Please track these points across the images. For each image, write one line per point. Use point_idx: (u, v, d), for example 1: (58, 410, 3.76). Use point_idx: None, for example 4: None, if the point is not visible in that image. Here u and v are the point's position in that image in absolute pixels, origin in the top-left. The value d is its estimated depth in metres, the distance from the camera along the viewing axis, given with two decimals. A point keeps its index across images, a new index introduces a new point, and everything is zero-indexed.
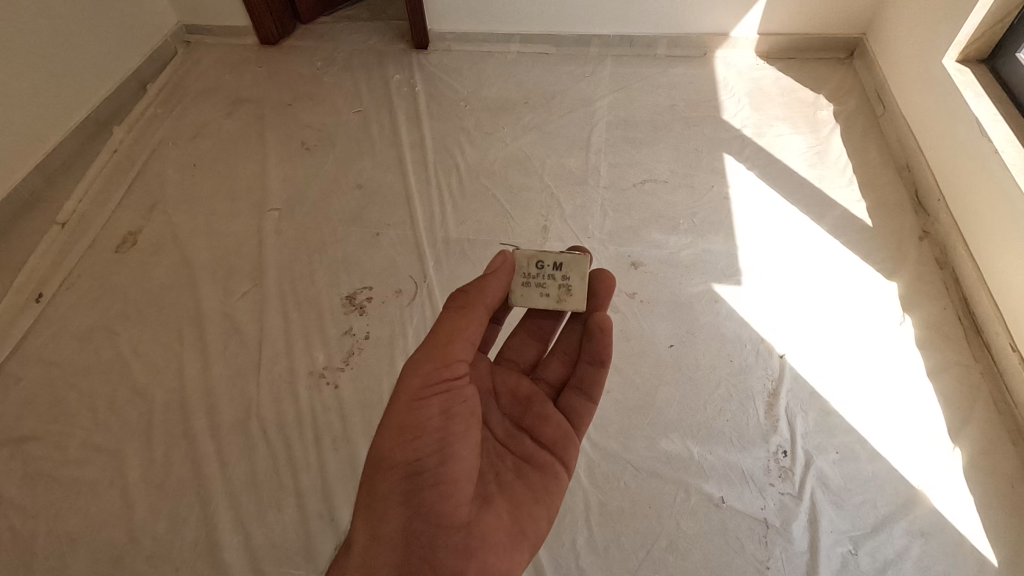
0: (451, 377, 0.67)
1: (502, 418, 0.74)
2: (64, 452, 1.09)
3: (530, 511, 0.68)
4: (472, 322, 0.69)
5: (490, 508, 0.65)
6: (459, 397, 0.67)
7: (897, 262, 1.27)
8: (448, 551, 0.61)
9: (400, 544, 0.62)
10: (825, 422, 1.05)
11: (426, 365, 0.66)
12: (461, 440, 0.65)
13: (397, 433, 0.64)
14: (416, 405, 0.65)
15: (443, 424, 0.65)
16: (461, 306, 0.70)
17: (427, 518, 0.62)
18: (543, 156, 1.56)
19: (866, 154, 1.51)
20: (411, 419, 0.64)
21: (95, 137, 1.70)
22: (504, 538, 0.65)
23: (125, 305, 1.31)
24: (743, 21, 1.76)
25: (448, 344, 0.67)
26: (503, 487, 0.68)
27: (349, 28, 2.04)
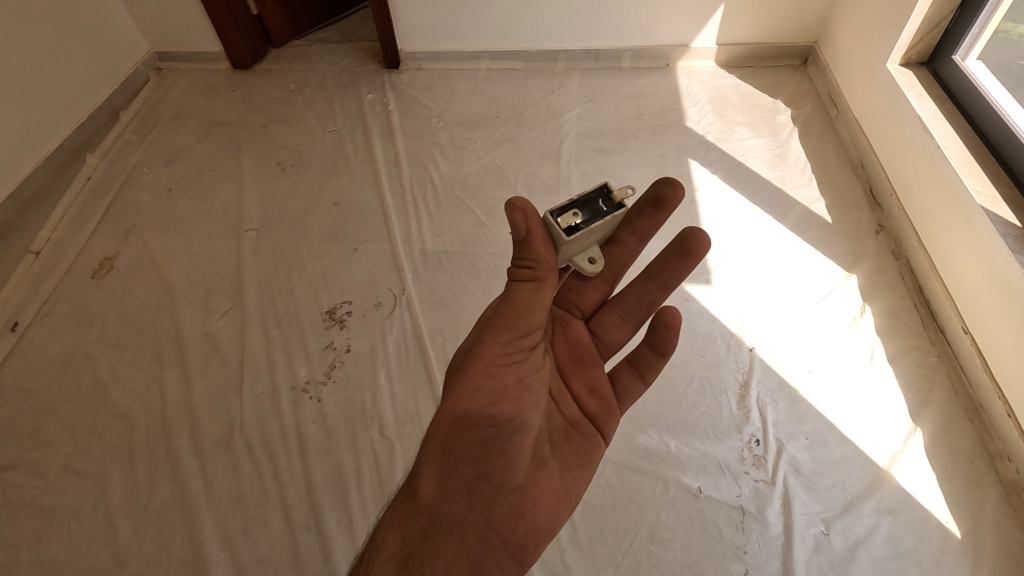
0: (526, 345, 0.67)
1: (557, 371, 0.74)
2: (46, 479, 1.09)
3: (577, 477, 0.69)
4: (547, 287, 0.66)
5: (544, 471, 0.66)
6: (532, 366, 0.68)
7: (856, 255, 1.33)
8: (503, 510, 0.63)
9: (462, 498, 0.63)
10: (794, 410, 1.09)
11: (504, 333, 0.65)
12: (530, 408, 0.66)
13: (471, 397, 0.63)
14: (495, 373, 0.64)
15: (518, 390, 0.66)
16: (535, 276, 0.65)
17: (490, 478, 0.63)
18: (515, 167, 1.61)
19: (823, 155, 1.58)
20: (490, 386, 0.64)
21: (67, 166, 1.70)
22: (552, 501, 0.65)
23: (103, 330, 1.31)
24: (702, 33, 1.84)
25: (527, 314, 0.66)
26: (556, 448, 0.69)
27: (321, 50, 2.08)
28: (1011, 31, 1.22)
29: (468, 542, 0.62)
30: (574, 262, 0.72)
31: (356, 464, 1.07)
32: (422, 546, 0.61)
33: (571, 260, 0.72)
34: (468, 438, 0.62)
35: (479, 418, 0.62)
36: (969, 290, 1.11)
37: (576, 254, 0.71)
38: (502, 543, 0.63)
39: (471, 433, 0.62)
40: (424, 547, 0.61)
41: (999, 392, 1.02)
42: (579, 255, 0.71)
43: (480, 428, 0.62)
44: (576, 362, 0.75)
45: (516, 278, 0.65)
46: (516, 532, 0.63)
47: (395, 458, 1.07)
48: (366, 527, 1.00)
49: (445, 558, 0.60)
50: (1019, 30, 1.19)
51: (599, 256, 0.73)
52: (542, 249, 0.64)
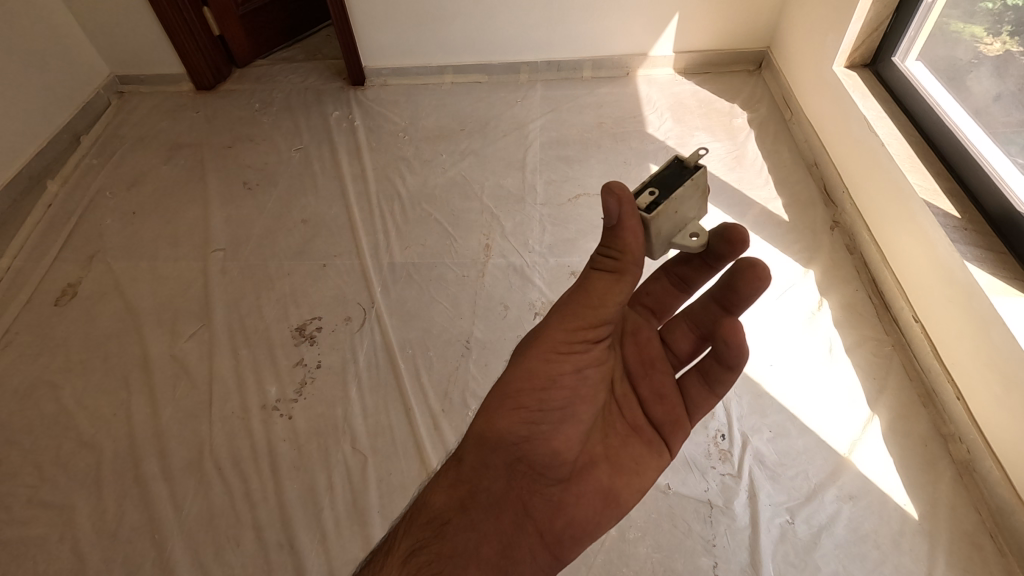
0: (593, 338, 0.65)
1: (622, 371, 0.71)
2: (9, 512, 1.07)
3: (628, 483, 0.66)
4: (627, 283, 0.61)
5: (592, 470, 0.66)
6: (592, 359, 0.67)
7: (812, 252, 1.37)
8: (541, 499, 0.65)
9: (503, 477, 0.65)
10: (757, 404, 1.12)
11: (570, 321, 0.64)
12: (581, 400, 0.67)
13: (524, 377, 0.65)
14: (553, 359, 0.65)
15: (574, 382, 0.66)
16: (615, 269, 0.60)
17: (533, 463, 0.65)
18: (481, 178, 1.63)
19: (779, 155, 1.63)
20: (544, 371, 0.65)
21: (27, 193, 1.68)
22: (595, 501, 0.65)
23: (67, 358, 1.29)
24: (659, 41, 1.89)
25: (598, 306, 0.62)
26: (610, 449, 0.67)
27: (286, 69, 2.09)
28: (960, 32, 1.21)
29: (504, 521, 0.64)
30: (674, 244, 0.61)
31: (329, 480, 1.07)
32: (458, 517, 0.63)
33: (672, 243, 0.61)
34: (517, 422, 0.65)
35: (529, 401, 0.65)
36: (916, 280, 1.16)
37: (675, 235, 0.61)
38: (537, 530, 0.64)
39: (519, 415, 0.65)
40: (461, 518, 0.63)
41: (949, 377, 1.07)
42: (677, 235, 0.61)
43: (530, 412, 0.65)
44: (644, 365, 0.71)
45: (596, 266, 0.62)
46: (553, 524, 0.65)
47: (368, 471, 1.08)
48: (340, 542, 1.00)
49: (479, 534, 0.63)
50: (969, 30, 1.18)
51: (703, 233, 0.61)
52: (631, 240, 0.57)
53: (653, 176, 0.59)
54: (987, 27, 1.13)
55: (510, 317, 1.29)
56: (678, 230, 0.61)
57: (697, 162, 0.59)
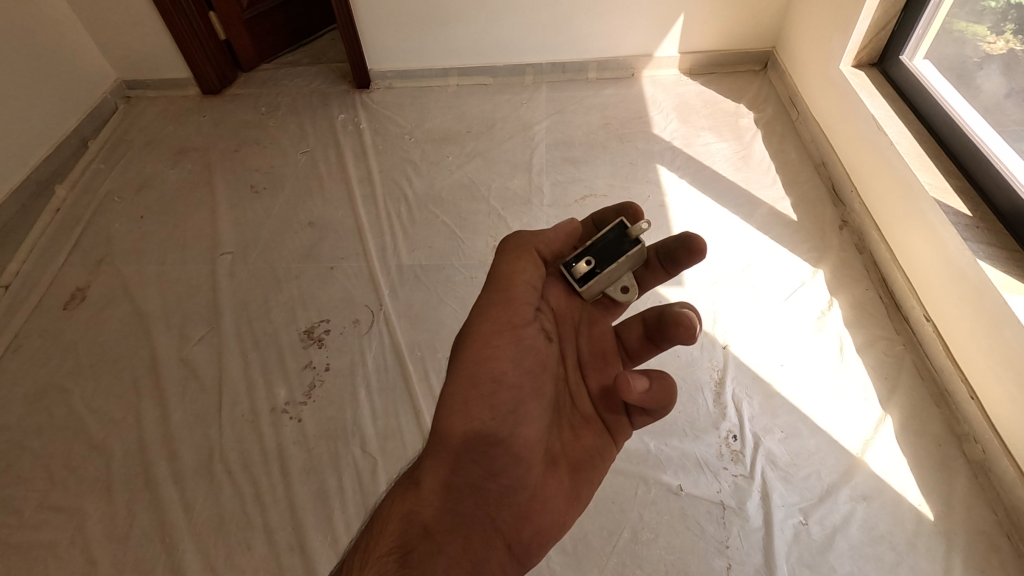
0: (520, 324, 0.64)
1: (574, 362, 0.71)
2: (20, 516, 1.07)
3: (588, 475, 0.66)
4: (527, 263, 0.66)
5: (553, 471, 0.64)
6: (531, 350, 0.65)
7: (822, 251, 1.37)
8: (509, 510, 0.61)
9: (469, 496, 0.60)
10: (768, 404, 1.11)
11: (494, 313, 0.63)
12: (533, 399, 0.64)
13: (469, 384, 0.61)
14: (492, 358, 0.62)
15: (519, 379, 0.63)
16: (516, 249, 0.67)
17: (496, 476, 0.61)
18: (487, 180, 1.63)
19: (786, 155, 1.63)
20: (488, 373, 0.62)
21: (36, 197, 1.69)
22: (561, 501, 0.63)
23: (76, 361, 1.29)
24: (664, 42, 1.89)
25: (510, 288, 0.64)
26: (564, 446, 0.66)
27: (291, 72, 2.10)
28: (961, 31, 1.24)
29: (472, 540, 0.59)
30: (606, 292, 0.73)
31: (339, 482, 1.07)
32: (423, 543, 0.57)
33: (604, 292, 0.73)
34: (472, 432, 0.61)
35: (480, 410, 0.61)
36: (927, 279, 1.15)
37: (609, 287, 0.72)
38: (506, 543, 0.60)
39: (473, 426, 0.61)
40: (426, 544, 0.57)
41: (963, 376, 1.06)
42: (610, 286, 0.72)
43: (483, 422, 0.61)
44: (595, 357, 0.71)
45: (500, 255, 0.67)
46: (522, 534, 0.61)
47: (378, 473, 1.07)
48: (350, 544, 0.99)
49: (447, 558, 0.56)
50: (970, 29, 1.20)
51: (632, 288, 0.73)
52: (544, 237, 0.69)
53: (596, 243, 0.70)
54: (990, 26, 1.15)
55: None
56: (612, 281, 0.72)
57: (637, 237, 0.69)
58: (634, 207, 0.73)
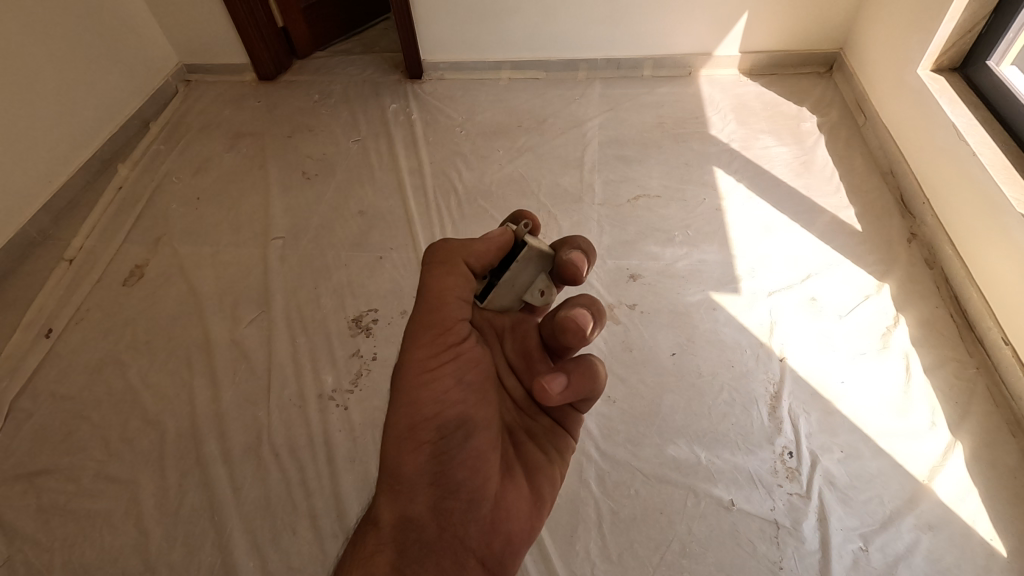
0: (455, 341, 0.64)
1: (508, 368, 0.68)
2: (78, 484, 1.10)
3: (545, 473, 0.65)
4: (454, 275, 0.65)
5: (512, 476, 0.62)
6: (470, 362, 0.64)
7: (888, 264, 1.30)
8: (475, 525, 0.58)
9: (433, 520, 0.58)
10: (827, 422, 1.07)
11: (425, 334, 0.63)
12: (481, 411, 0.63)
13: (412, 410, 0.61)
14: (429, 378, 0.61)
15: (462, 394, 0.62)
16: (441, 265, 0.65)
17: (456, 492, 0.59)
18: (538, 175, 1.61)
19: (851, 162, 1.56)
20: (429, 396, 0.61)
21: (99, 176, 1.74)
22: (526, 506, 0.61)
23: (134, 337, 1.33)
24: (724, 41, 1.83)
25: (440, 306, 0.63)
26: (519, 453, 0.65)
27: (344, 61, 2.11)
28: None
29: (443, 565, 0.56)
30: (524, 297, 0.70)
31: None
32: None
33: (523, 298, 0.70)
34: (423, 456, 0.60)
35: (427, 432, 0.60)
36: (1008, 300, 1.09)
37: (523, 292, 0.70)
38: (477, 560, 0.58)
39: (424, 450, 0.60)
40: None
41: None
42: (524, 292, 0.70)
43: (432, 443, 0.60)
44: (526, 358, 0.68)
45: (424, 275, 0.65)
46: (492, 548, 0.58)
47: None
48: None
49: None
50: None
51: (545, 288, 0.69)
52: (473, 252, 0.66)
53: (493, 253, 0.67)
54: None
55: None
56: (525, 287, 0.69)
57: (524, 236, 0.67)
58: (523, 210, 0.71)
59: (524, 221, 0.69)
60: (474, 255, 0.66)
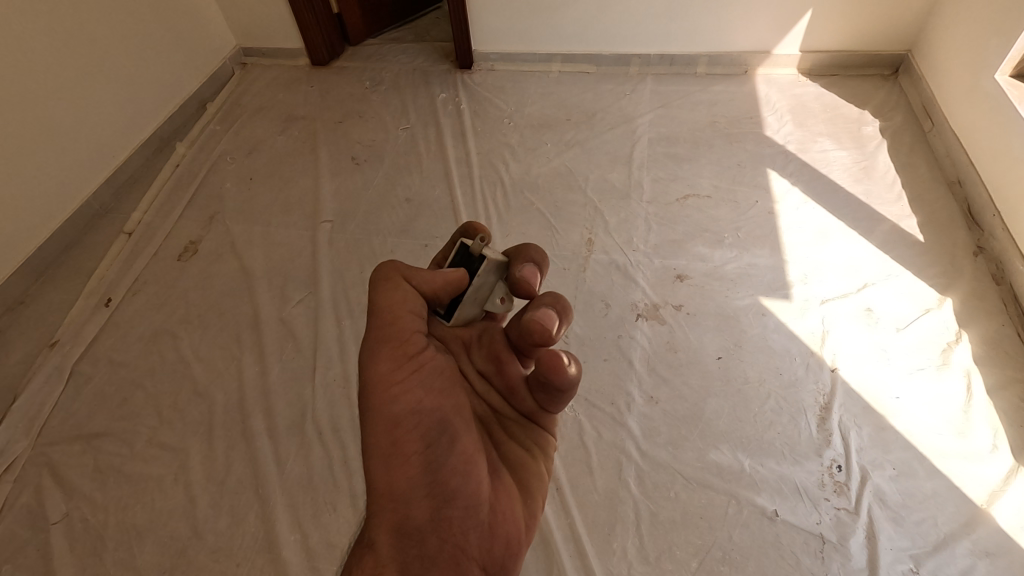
0: (416, 351, 0.63)
1: (476, 373, 0.67)
2: (131, 448, 1.14)
3: (530, 469, 0.65)
4: (403, 289, 0.64)
5: (499, 476, 0.62)
6: (435, 370, 0.63)
7: (951, 278, 1.25)
8: (474, 530, 0.58)
9: (431, 533, 0.57)
10: (879, 437, 1.03)
11: (386, 349, 0.62)
12: (457, 416, 0.62)
13: (389, 427, 0.60)
14: (399, 391, 0.60)
15: (434, 402, 0.61)
16: (387, 280, 0.64)
17: (451, 501, 0.58)
18: (585, 170, 1.59)
19: (915, 169, 1.49)
20: (402, 410, 0.60)
21: (158, 153, 1.80)
22: (517, 503, 0.62)
23: (187, 310, 1.37)
24: (785, 39, 1.77)
25: (394, 321, 0.62)
26: (501, 454, 0.65)
27: (395, 49, 2.12)
28: None
29: None
30: (486, 306, 0.69)
31: None
32: None
33: (485, 306, 0.69)
34: (409, 470, 0.59)
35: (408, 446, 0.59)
36: None
37: (486, 301, 0.69)
38: (480, 564, 0.57)
39: (409, 465, 0.59)
40: None
41: None
42: (486, 301, 0.69)
43: (414, 457, 0.59)
44: (495, 361, 0.66)
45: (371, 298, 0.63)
46: (494, 552, 0.58)
47: None
48: None
49: None
50: None
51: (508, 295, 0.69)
52: (421, 269, 0.65)
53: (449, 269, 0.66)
54: None
55: (611, 316, 1.25)
56: (487, 296, 0.69)
57: (482, 250, 0.67)
58: (473, 222, 0.68)
59: (479, 235, 0.68)
60: (418, 276, 0.64)
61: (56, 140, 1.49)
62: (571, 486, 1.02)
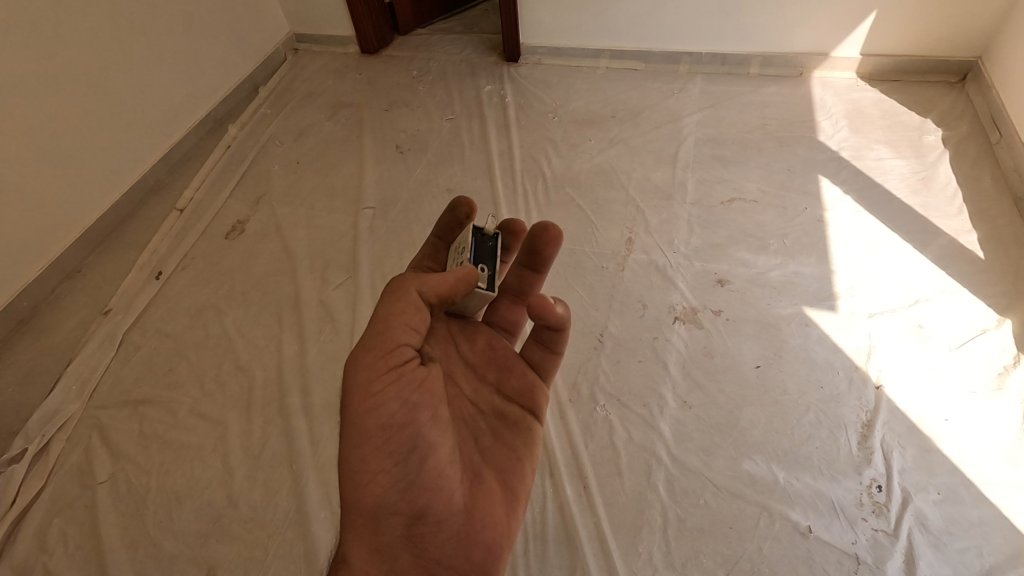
0: (397, 363, 0.60)
1: (462, 370, 0.70)
2: (175, 417, 1.19)
3: (512, 472, 0.68)
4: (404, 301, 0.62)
5: (479, 484, 0.64)
6: (416, 382, 0.60)
7: (1012, 298, 1.19)
8: (449, 540, 0.60)
9: (405, 545, 0.60)
10: (924, 460, 0.99)
11: (370, 358, 0.59)
12: (433, 432, 0.61)
13: (362, 441, 0.58)
14: (375, 405, 0.58)
15: (411, 417, 0.59)
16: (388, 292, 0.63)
17: (424, 518, 0.60)
18: (629, 168, 1.57)
19: (978, 183, 1.42)
20: (375, 424, 0.58)
21: (211, 134, 1.86)
22: (498, 508, 0.64)
23: (231, 287, 1.41)
24: (845, 41, 1.71)
25: (384, 330, 0.60)
26: (483, 458, 0.67)
27: (443, 39, 2.14)
28: None
29: None
30: None
31: None
32: None
33: None
34: (381, 487, 0.59)
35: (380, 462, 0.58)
36: None
37: None
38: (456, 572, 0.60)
39: (384, 482, 0.59)
40: None
41: None
42: None
43: (386, 474, 0.58)
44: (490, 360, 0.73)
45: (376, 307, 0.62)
46: (471, 559, 0.61)
47: None
48: None
49: None
50: None
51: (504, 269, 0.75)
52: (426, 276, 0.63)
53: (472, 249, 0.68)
54: None
55: (647, 317, 1.23)
56: None
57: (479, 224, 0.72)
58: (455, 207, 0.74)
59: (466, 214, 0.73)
60: (427, 284, 0.62)
61: (118, 117, 1.55)
62: (598, 485, 1.02)
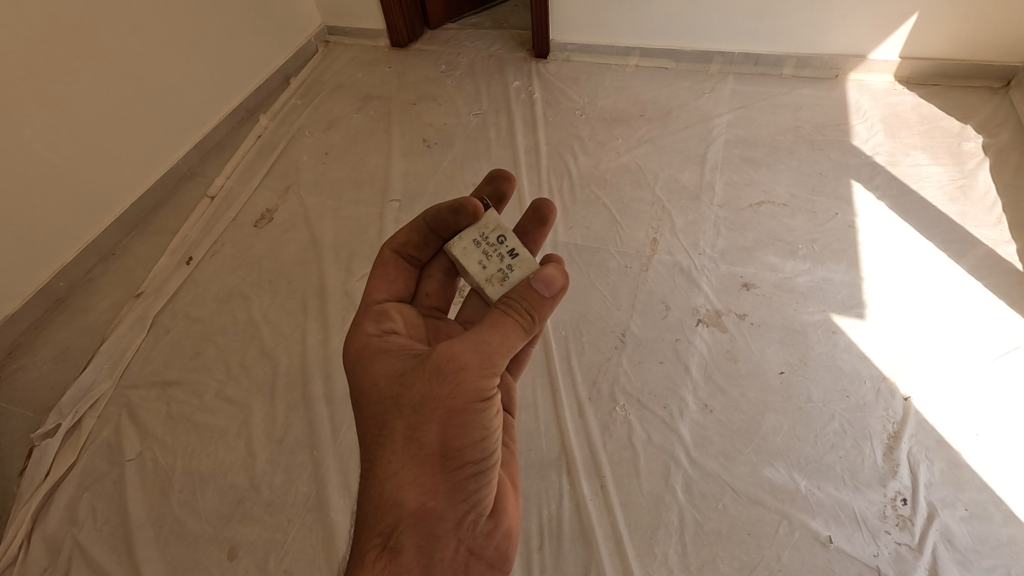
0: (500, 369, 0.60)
1: None
2: (201, 399, 1.22)
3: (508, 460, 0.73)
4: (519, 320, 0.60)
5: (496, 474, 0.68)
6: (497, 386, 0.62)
7: None
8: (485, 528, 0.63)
9: (457, 534, 0.61)
10: (952, 474, 0.97)
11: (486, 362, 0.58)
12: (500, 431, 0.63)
13: (456, 437, 0.57)
14: (478, 405, 0.58)
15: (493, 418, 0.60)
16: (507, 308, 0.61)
17: (476, 508, 0.62)
18: (656, 168, 1.56)
19: (1019, 192, 1.38)
20: (474, 423, 0.58)
21: (243, 123, 1.89)
22: (512, 497, 0.69)
23: (259, 274, 1.44)
24: (884, 43, 1.67)
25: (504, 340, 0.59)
26: None
27: (473, 34, 2.14)
28: None
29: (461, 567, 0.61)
30: None
31: None
32: None
33: None
34: (456, 478, 0.59)
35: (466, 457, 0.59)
36: None
37: None
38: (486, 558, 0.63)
39: (460, 475, 0.59)
40: None
41: None
42: None
43: (465, 468, 0.59)
44: None
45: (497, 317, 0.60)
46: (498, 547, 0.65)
47: None
48: None
49: None
50: None
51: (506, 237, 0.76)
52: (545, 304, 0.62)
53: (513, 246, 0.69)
54: None
55: (670, 319, 1.22)
56: None
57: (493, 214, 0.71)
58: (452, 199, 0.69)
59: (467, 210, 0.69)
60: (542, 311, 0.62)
61: (155, 105, 1.59)
62: (615, 485, 1.01)
